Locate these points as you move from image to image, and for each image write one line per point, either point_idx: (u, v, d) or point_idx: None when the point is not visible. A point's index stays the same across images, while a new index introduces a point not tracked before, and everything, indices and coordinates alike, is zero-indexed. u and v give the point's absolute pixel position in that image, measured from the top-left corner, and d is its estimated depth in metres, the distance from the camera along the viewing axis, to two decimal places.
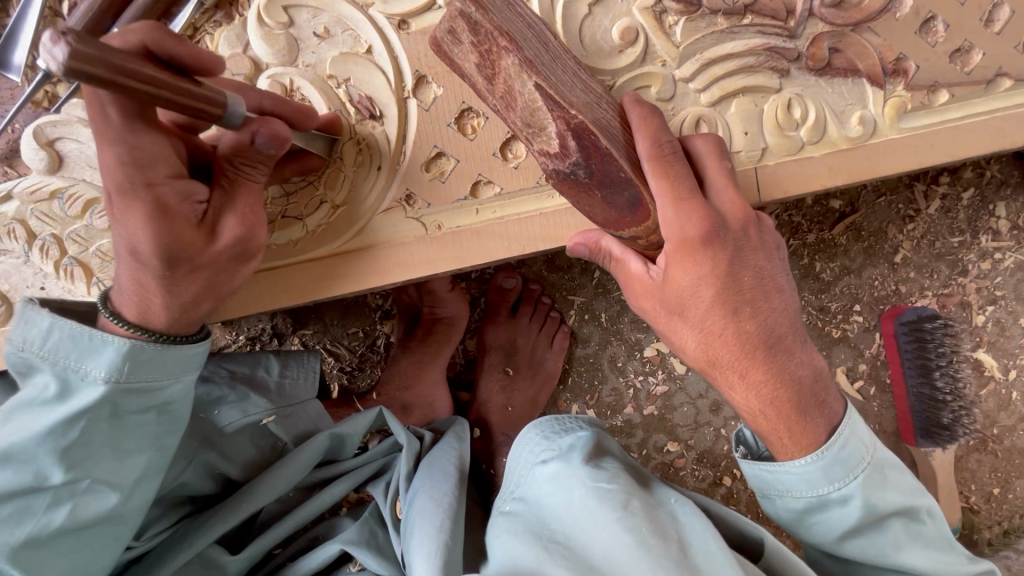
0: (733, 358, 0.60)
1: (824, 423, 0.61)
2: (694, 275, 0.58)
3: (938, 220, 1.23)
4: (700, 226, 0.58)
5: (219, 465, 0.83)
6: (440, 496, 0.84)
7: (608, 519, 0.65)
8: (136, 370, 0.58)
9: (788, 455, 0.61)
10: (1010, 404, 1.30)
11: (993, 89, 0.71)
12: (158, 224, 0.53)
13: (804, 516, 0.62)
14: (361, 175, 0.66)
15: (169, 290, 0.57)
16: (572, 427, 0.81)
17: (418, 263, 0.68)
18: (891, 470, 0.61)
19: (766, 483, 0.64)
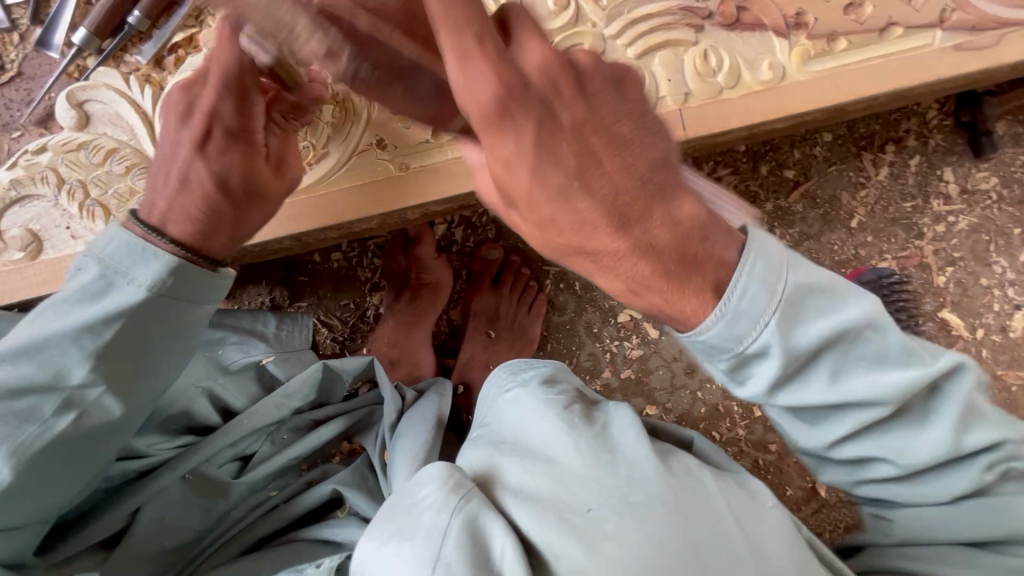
0: (569, 244, 0.55)
1: (724, 246, 0.57)
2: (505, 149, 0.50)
3: (888, 185, 1.31)
4: (497, 84, 0.47)
5: (223, 398, 0.90)
6: (417, 441, 0.91)
7: (546, 418, 0.65)
8: (176, 287, 0.64)
9: (699, 316, 0.57)
10: (981, 362, 1.33)
11: (887, 36, 0.82)
12: (236, 154, 0.65)
13: (739, 377, 0.59)
14: (339, 124, 0.77)
15: (231, 218, 0.67)
16: (536, 364, 0.81)
17: (388, 198, 0.79)
18: (809, 290, 0.56)
19: (706, 350, 0.58)
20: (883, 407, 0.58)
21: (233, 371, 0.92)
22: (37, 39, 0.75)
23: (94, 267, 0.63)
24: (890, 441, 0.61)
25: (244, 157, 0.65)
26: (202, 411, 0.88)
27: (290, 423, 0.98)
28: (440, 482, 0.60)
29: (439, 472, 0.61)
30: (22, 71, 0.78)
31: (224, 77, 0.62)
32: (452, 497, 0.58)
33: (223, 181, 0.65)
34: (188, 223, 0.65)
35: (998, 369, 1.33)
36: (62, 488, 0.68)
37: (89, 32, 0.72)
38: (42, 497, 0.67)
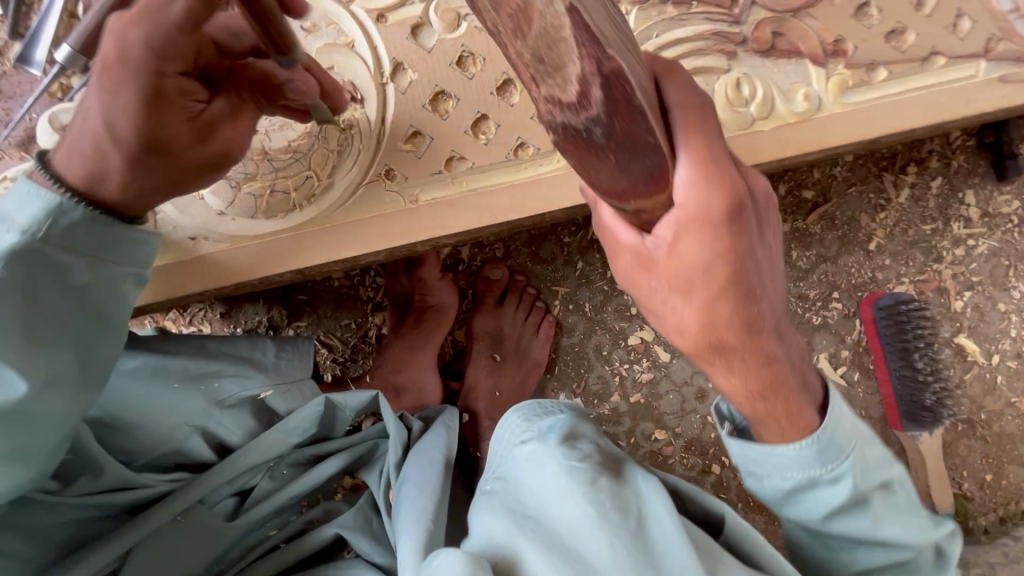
0: (733, 341, 0.53)
1: (813, 404, 0.59)
2: (691, 250, 0.50)
3: (908, 208, 1.27)
4: (724, 199, 0.49)
5: (218, 434, 0.86)
6: (427, 483, 0.86)
7: (574, 497, 0.64)
8: (70, 236, 0.59)
9: (781, 438, 0.59)
10: (996, 389, 1.31)
11: (929, 66, 0.77)
12: (151, 108, 0.57)
13: (792, 499, 0.62)
14: (344, 153, 0.71)
15: (131, 171, 0.59)
16: (553, 411, 0.82)
17: (395, 233, 0.73)
18: (870, 446, 0.62)
19: (755, 465, 0.62)
20: (908, 551, 0.63)
21: (230, 405, 0.87)
22: (17, 55, 0.69)
23: None
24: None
25: (147, 107, 0.56)
26: (197, 449, 0.84)
27: (289, 458, 0.95)
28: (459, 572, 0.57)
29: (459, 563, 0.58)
30: (2, 89, 0.72)
31: (152, 11, 0.55)
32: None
33: (117, 126, 0.57)
34: (87, 168, 0.59)
35: (1012, 396, 1.31)
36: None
37: (74, 50, 0.66)
38: None
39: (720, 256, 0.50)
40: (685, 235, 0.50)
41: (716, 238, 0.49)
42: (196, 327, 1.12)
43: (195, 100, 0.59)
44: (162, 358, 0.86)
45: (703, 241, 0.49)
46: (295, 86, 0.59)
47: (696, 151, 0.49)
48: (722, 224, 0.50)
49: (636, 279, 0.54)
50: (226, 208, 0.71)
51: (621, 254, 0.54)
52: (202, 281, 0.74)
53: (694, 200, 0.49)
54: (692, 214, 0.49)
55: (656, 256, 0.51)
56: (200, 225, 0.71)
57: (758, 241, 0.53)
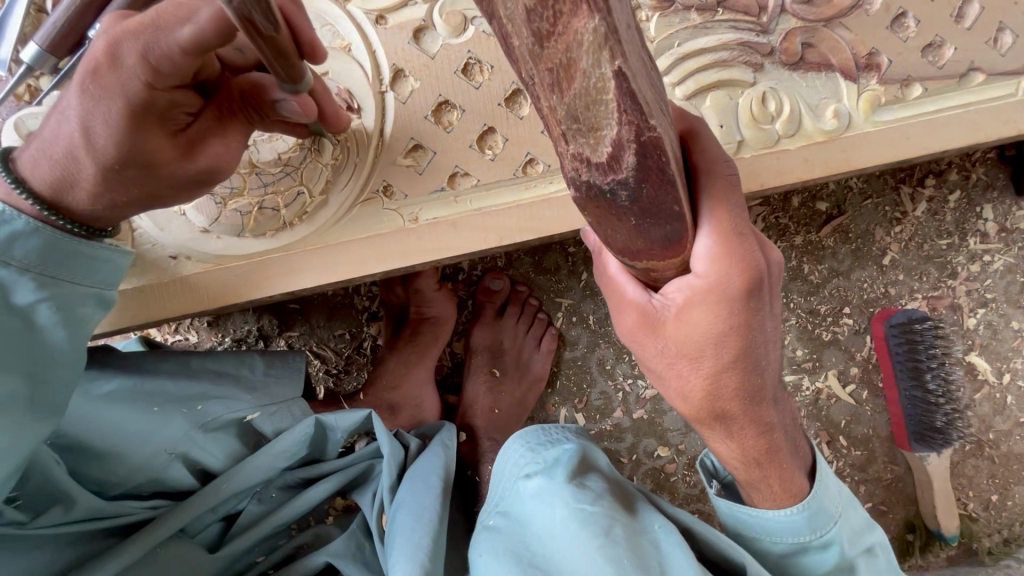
0: (735, 411, 0.54)
1: (804, 470, 0.64)
2: (702, 322, 0.49)
3: (924, 222, 1.23)
4: (742, 273, 0.48)
5: (199, 459, 0.81)
6: (424, 509, 0.82)
7: (589, 548, 0.63)
8: (19, 250, 0.54)
9: (774, 502, 0.64)
10: (1005, 409, 1.28)
11: (967, 83, 0.72)
12: (135, 123, 0.50)
13: (784, 560, 0.67)
14: (339, 167, 0.66)
15: (102, 182, 0.54)
16: (560, 438, 0.77)
17: (393, 254, 0.68)
18: (855, 511, 0.67)
19: (746, 524, 0.67)
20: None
21: (213, 428, 0.82)
22: None
23: None
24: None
25: (131, 124, 0.50)
26: (177, 476, 0.80)
27: (279, 480, 0.91)
28: None
29: None
30: None
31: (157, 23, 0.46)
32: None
33: (93, 136, 0.51)
34: (53, 172, 0.54)
35: (1021, 416, 1.28)
36: None
37: (43, 49, 0.60)
38: None
39: (730, 330, 0.50)
40: (698, 307, 0.49)
41: (730, 313, 0.49)
42: (182, 337, 1.07)
43: (185, 113, 0.53)
44: (142, 378, 0.81)
45: (716, 315, 0.49)
46: (289, 106, 0.54)
47: (720, 223, 0.48)
48: (737, 300, 0.49)
49: (639, 339, 0.54)
50: (211, 225, 0.65)
51: (627, 312, 0.54)
52: (182, 303, 0.68)
53: (712, 275, 0.48)
54: (708, 287, 0.48)
55: (662, 322, 0.52)
56: (181, 244, 0.66)
57: (770, 315, 0.52)
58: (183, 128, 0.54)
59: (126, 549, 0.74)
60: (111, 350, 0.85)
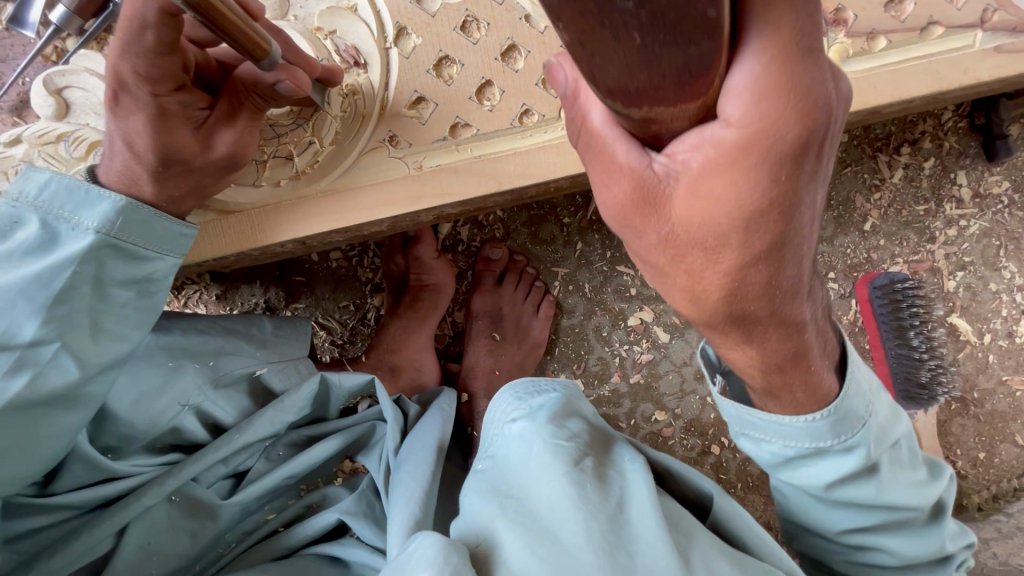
0: (759, 308, 0.47)
1: (829, 367, 0.58)
2: (721, 188, 0.41)
3: (902, 188, 1.29)
4: (793, 125, 0.38)
5: (211, 413, 0.84)
6: (418, 465, 0.86)
7: (557, 475, 0.65)
8: (134, 232, 0.63)
9: (795, 407, 0.57)
10: (988, 368, 1.33)
11: (926, 36, 0.78)
12: (158, 128, 0.59)
13: (795, 464, 0.62)
14: (346, 118, 0.70)
15: (159, 183, 0.63)
16: (546, 388, 0.80)
17: (399, 200, 0.72)
18: (879, 405, 0.61)
19: (756, 429, 0.61)
20: (909, 509, 0.63)
21: (225, 383, 0.85)
22: (11, 17, 0.67)
23: (31, 214, 0.60)
24: (890, 539, 0.65)
25: (154, 125, 0.59)
26: (192, 428, 0.83)
27: (286, 438, 0.94)
28: (433, 559, 0.58)
29: (432, 546, 0.59)
30: None
31: (127, 38, 0.54)
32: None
33: (135, 143, 0.61)
34: (118, 173, 0.63)
35: (1003, 374, 1.33)
36: (32, 455, 0.63)
37: (69, 10, 0.63)
38: (9, 468, 0.62)
39: (761, 195, 0.41)
40: (725, 167, 0.40)
41: (759, 174, 0.40)
42: (191, 309, 1.10)
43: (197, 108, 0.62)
44: (157, 335, 0.84)
45: (745, 175, 0.40)
46: (283, 86, 0.58)
47: (775, 37, 0.35)
48: (777, 156, 0.39)
49: (639, 219, 0.46)
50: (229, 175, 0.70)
51: (621, 182, 0.44)
52: (196, 252, 0.72)
53: (753, 119, 0.38)
54: (742, 141, 0.39)
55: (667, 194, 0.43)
56: None
57: (820, 175, 0.43)
58: (200, 122, 0.62)
59: (143, 495, 0.77)
60: None
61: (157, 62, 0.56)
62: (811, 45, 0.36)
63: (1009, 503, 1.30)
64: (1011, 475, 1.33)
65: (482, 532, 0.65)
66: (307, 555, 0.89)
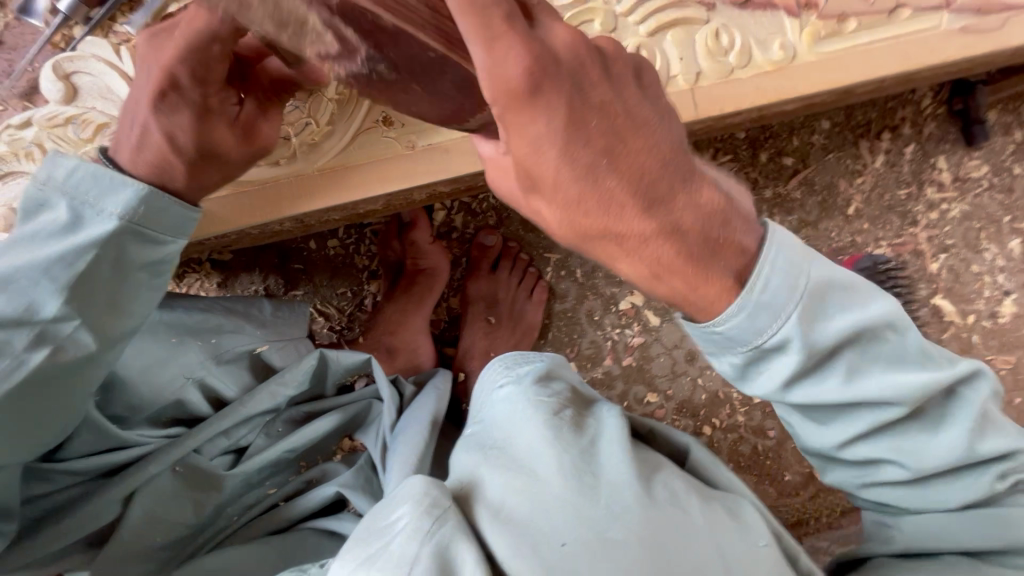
0: (596, 237, 0.50)
1: (732, 261, 0.54)
2: (566, 151, 0.46)
3: (884, 173, 1.33)
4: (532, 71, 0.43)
5: (215, 388, 0.86)
6: (413, 437, 0.90)
7: (536, 419, 0.67)
8: (152, 218, 0.65)
9: (710, 307, 0.54)
10: (972, 348, 1.36)
11: (896, 18, 0.81)
12: (204, 127, 0.62)
13: (755, 370, 0.58)
14: (341, 100, 0.73)
15: (192, 174, 0.66)
16: (534, 358, 0.84)
17: (393, 178, 0.76)
18: (826, 288, 0.54)
19: (711, 344, 0.57)
20: (897, 405, 0.58)
21: (226, 360, 0.88)
22: (20, 6, 0.71)
23: (60, 198, 0.62)
24: (902, 438, 0.61)
25: (200, 123, 0.62)
26: (195, 404, 0.85)
27: (286, 414, 0.96)
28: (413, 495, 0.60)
29: (414, 485, 0.61)
30: (5, 40, 0.74)
31: (190, 44, 0.56)
32: (427, 519, 0.57)
33: (174, 138, 0.62)
34: (149, 166, 0.64)
35: (987, 354, 1.36)
36: (47, 423, 0.66)
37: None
38: (22, 439, 0.65)
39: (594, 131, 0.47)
40: (546, 142, 0.45)
41: (575, 125, 0.46)
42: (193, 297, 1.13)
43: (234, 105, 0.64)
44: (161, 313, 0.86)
45: (573, 136, 0.46)
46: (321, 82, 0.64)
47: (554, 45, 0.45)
48: (557, 94, 0.44)
49: (585, 228, 0.50)
50: None
51: (545, 211, 0.50)
52: (198, 229, 0.76)
53: (494, 82, 0.42)
54: (514, 103, 0.43)
55: (567, 195, 0.48)
56: None
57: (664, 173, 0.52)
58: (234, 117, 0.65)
59: (151, 462, 0.80)
60: None
61: (208, 63, 0.58)
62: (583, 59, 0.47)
63: None
64: None
65: (467, 476, 0.67)
66: (308, 528, 0.92)
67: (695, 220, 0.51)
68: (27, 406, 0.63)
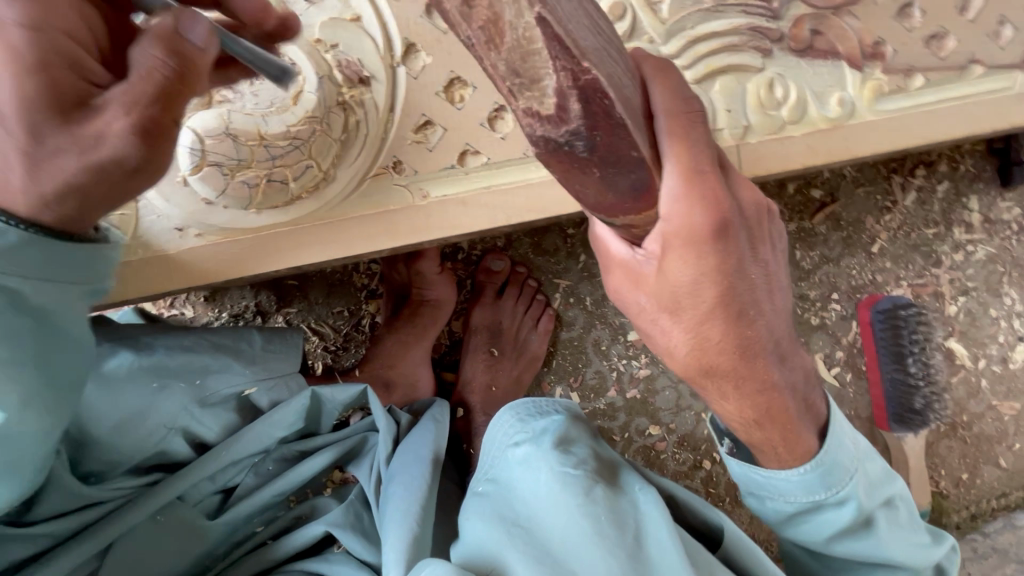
0: (726, 364, 0.55)
1: (814, 430, 0.63)
2: (725, 291, 0.52)
3: (913, 211, 1.27)
4: (701, 213, 0.48)
5: (198, 432, 0.81)
6: (413, 478, 0.84)
7: (571, 506, 0.67)
8: (45, 260, 0.51)
9: (784, 464, 0.63)
10: (979, 393, 1.34)
11: (966, 76, 0.73)
12: (32, 86, 0.45)
13: (799, 520, 0.66)
14: (350, 142, 0.65)
15: (32, 175, 0.46)
16: (548, 410, 0.81)
17: (403, 232, 0.68)
18: (870, 463, 0.67)
19: (761, 485, 0.66)
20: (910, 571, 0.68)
21: (212, 403, 0.82)
22: None
23: None
24: None
25: (37, 87, 0.45)
26: (178, 449, 0.80)
27: (275, 453, 0.91)
28: None
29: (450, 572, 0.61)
30: None
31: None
32: None
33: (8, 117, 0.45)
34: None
35: (993, 399, 1.34)
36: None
37: None
38: None
39: (750, 291, 0.53)
40: (715, 278, 0.51)
41: (743, 275, 0.52)
42: (177, 311, 1.06)
43: (88, 82, 0.47)
44: (140, 354, 0.80)
45: (735, 281, 0.52)
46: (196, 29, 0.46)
47: (680, 162, 0.48)
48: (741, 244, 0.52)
49: (711, 366, 0.56)
50: (216, 197, 0.64)
51: (674, 331, 0.56)
52: (185, 277, 0.68)
53: (676, 215, 0.49)
54: (681, 234, 0.49)
55: (705, 330, 0.54)
56: (186, 215, 0.65)
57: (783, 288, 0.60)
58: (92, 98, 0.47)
59: (128, 513, 0.75)
60: (109, 321, 0.84)
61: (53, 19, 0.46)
62: (697, 178, 0.48)
63: (986, 523, 1.34)
64: (990, 496, 1.36)
65: (492, 558, 0.66)
66: (293, 570, 0.89)
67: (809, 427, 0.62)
68: None
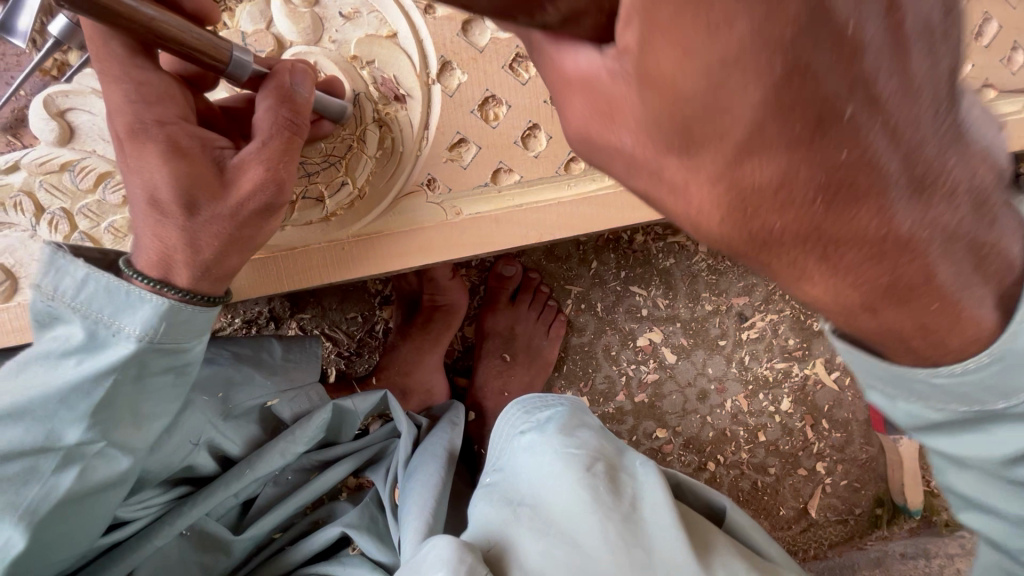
0: (797, 218, 0.34)
1: (989, 297, 0.40)
2: (768, 83, 0.30)
3: None
4: None
5: (221, 445, 0.81)
6: (426, 476, 0.84)
7: (572, 483, 0.63)
8: (178, 329, 0.57)
9: (935, 358, 0.42)
10: None
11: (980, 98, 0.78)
12: (177, 163, 0.52)
13: (954, 425, 0.47)
14: (386, 159, 0.66)
15: (190, 241, 0.53)
16: (554, 402, 0.77)
17: (435, 248, 0.69)
18: None
19: (893, 384, 0.46)
20: None
21: (235, 414, 0.82)
22: None
23: (58, 311, 0.54)
24: None
25: (172, 162, 0.52)
26: (202, 463, 0.80)
27: (295, 463, 0.90)
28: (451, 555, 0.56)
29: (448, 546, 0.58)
30: None
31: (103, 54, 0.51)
32: None
33: (162, 199, 0.52)
34: (157, 249, 0.54)
35: None
36: (82, 534, 0.63)
37: (70, 22, 0.55)
38: (59, 547, 0.62)
39: (825, 67, 0.30)
40: (745, 60, 0.29)
41: (807, 38, 0.29)
42: None
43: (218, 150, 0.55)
44: None
45: (788, 54, 0.29)
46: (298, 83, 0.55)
47: None
48: None
49: (769, 227, 0.35)
50: None
51: (693, 185, 0.35)
52: None
53: None
54: None
55: (747, 166, 0.32)
56: None
57: (928, 33, 0.33)
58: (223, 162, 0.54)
59: (155, 535, 0.75)
60: None
61: (148, 80, 0.52)
62: None
63: None
64: None
65: (495, 535, 0.63)
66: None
67: (964, 298, 0.39)
68: (64, 526, 0.60)
